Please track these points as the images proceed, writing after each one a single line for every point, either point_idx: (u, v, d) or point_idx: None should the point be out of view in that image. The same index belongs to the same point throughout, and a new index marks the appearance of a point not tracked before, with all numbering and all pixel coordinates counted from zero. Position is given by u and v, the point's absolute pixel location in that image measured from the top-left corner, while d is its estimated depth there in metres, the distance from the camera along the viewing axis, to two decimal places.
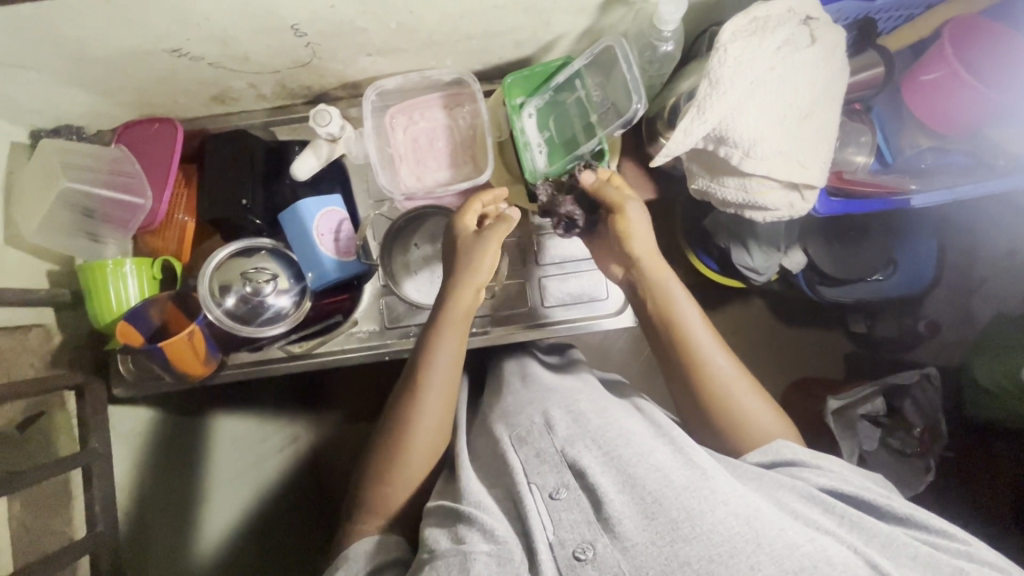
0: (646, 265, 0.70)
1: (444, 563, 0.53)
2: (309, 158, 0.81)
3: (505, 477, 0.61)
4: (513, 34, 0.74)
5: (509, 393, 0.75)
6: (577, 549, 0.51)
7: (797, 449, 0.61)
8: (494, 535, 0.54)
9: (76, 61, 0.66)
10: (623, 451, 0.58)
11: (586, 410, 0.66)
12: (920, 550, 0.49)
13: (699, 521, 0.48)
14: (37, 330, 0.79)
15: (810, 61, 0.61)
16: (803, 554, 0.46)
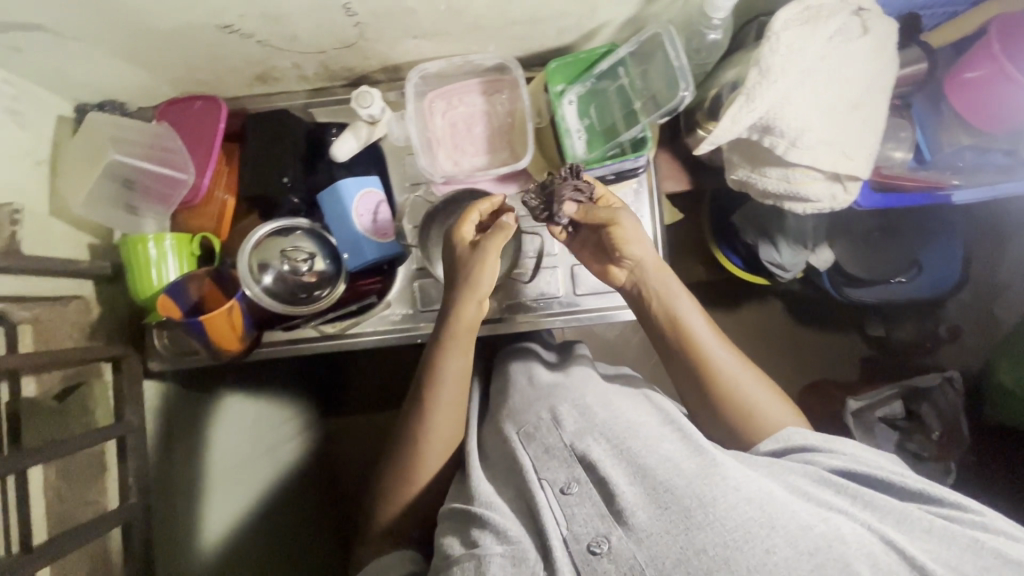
0: (648, 271, 0.71)
1: (461, 566, 0.56)
2: (349, 140, 0.81)
3: (516, 476, 0.63)
4: (558, 20, 0.75)
5: (515, 388, 0.76)
6: (592, 543, 0.53)
7: (807, 435, 0.62)
8: (506, 535, 0.56)
9: (130, 34, 0.67)
10: (632, 443, 0.60)
11: (594, 403, 0.67)
12: (936, 523, 0.50)
13: (712, 507, 0.50)
14: (76, 301, 0.79)
15: (859, 52, 0.62)
16: (818, 533, 0.47)
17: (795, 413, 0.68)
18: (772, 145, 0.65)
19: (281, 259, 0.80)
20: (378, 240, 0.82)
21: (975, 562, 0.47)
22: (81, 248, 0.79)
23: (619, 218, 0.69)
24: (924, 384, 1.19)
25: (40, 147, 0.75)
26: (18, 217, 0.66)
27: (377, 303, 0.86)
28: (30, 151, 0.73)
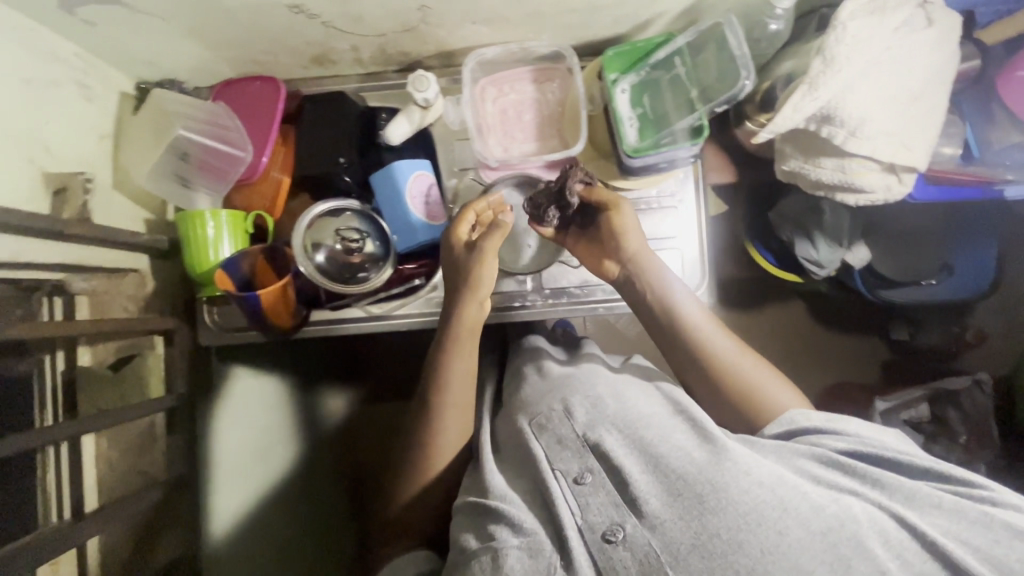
0: (642, 260, 0.75)
1: (479, 561, 0.55)
2: (403, 123, 0.83)
3: (529, 467, 0.63)
4: (616, 9, 0.76)
5: (526, 383, 0.76)
6: (606, 531, 0.53)
7: (811, 415, 0.61)
8: (522, 527, 0.56)
9: (203, 12, 0.68)
10: (644, 433, 0.60)
11: (604, 395, 0.68)
12: (947, 499, 0.50)
13: (725, 492, 0.51)
14: (131, 274, 0.81)
15: (925, 43, 0.63)
16: (830, 514, 0.48)
17: (802, 397, 0.69)
18: (831, 135, 0.65)
19: (335, 239, 0.80)
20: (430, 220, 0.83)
21: (988, 536, 0.47)
22: (138, 223, 0.81)
23: (623, 206, 0.75)
24: (952, 386, 1.19)
25: (105, 122, 0.76)
26: (89, 185, 0.69)
27: (422, 286, 0.87)
28: (96, 125, 0.75)
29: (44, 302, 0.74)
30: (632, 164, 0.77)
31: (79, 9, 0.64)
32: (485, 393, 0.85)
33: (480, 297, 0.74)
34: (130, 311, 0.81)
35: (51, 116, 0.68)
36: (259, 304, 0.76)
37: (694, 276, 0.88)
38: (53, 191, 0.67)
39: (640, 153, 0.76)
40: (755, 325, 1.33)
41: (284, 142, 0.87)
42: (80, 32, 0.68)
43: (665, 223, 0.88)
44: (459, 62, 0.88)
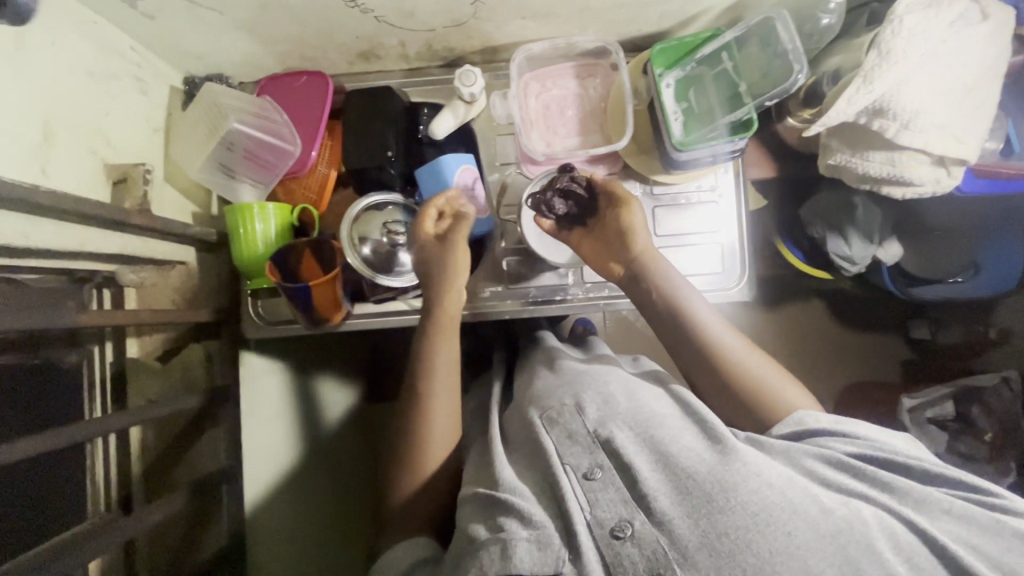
0: (651, 260, 0.75)
1: (487, 553, 0.52)
2: (448, 117, 0.84)
3: (538, 458, 0.60)
4: (663, 5, 0.77)
5: (539, 378, 0.74)
6: (615, 528, 0.52)
7: (820, 417, 0.61)
8: (531, 520, 0.53)
9: (261, 5, 0.69)
10: (655, 431, 0.59)
11: (617, 393, 0.65)
12: (956, 504, 0.51)
13: (733, 493, 0.51)
14: (179, 266, 0.82)
15: (979, 37, 0.64)
16: (839, 517, 0.49)
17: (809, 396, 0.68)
18: (883, 128, 0.66)
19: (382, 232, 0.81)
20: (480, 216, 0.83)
21: (997, 543, 0.49)
22: (186, 215, 0.81)
23: (633, 206, 0.76)
24: (977, 383, 1.16)
25: (157, 114, 0.77)
26: (148, 176, 0.69)
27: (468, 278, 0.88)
28: (149, 117, 0.76)
29: (93, 292, 0.75)
30: (679, 157, 0.77)
31: (141, 2, 0.65)
32: (495, 388, 0.83)
33: (455, 286, 0.75)
34: (176, 302, 0.82)
35: (111, 107, 0.69)
36: (311, 296, 0.76)
37: (735, 269, 0.88)
38: (114, 181, 0.68)
39: (687, 147, 0.76)
40: (776, 322, 1.34)
41: (331, 137, 0.88)
42: (140, 25, 0.70)
43: (706, 217, 0.89)
44: (502, 58, 0.89)
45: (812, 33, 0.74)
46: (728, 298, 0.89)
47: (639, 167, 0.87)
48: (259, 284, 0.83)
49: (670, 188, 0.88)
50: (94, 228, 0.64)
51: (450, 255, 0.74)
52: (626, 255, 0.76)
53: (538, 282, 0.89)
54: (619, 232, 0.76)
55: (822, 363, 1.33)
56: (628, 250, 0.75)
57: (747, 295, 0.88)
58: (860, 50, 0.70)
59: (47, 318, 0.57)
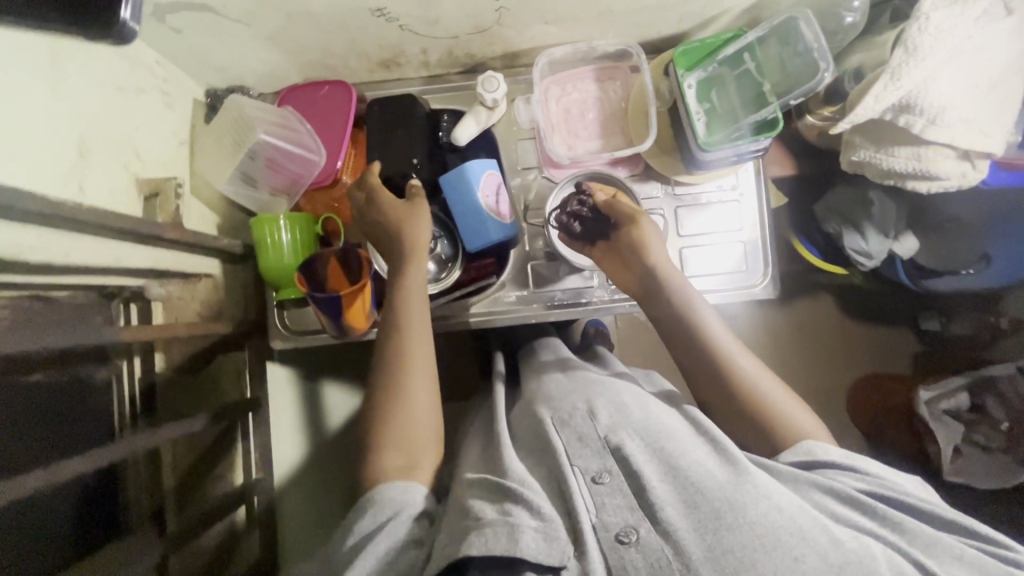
0: (665, 271, 0.73)
1: (492, 530, 0.52)
2: (470, 123, 0.84)
3: (546, 457, 0.60)
4: (684, 8, 0.78)
5: (550, 378, 0.74)
6: (621, 532, 0.52)
7: (830, 449, 0.61)
8: (540, 512, 0.54)
9: (288, 15, 0.70)
10: (665, 444, 0.59)
11: (629, 403, 0.65)
12: (966, 551, 0.52)
13: (744, 512, 0.51)
14: (205, 279, 0.81)
15: (1004, 31, 0.65)
16: (850, 550, 0.49)
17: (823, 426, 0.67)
18: (909, 123, 0.67)
19: None
20: (501, 220, 0.82)
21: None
22: (212, 228, 0.81)
23: (641, 221, 0.75)
24: (991, 372, 1.10)
25: (183, 127, 0.78)
26: (180, 190, 0.70)
27: (495, 282, 0.87)
28: (175, 131, 0.76)
29: (121, 308, 0.74)
30: (705, 157, 0.78)
31: (169, 16, 0.66)
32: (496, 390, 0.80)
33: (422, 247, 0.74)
34: (202, 315, 0.81)
35: (140, 121, 0.69)
36: (340, 306, 0.76)
37: (761, 267, 0.88)
38: (145, 195, 0.68)
39: (712, 147, 0.76)
40: (787, 319, 1.34)
41: (355, 147, 0.89)
42: (168, 39, 0.70)
43: (727, 215, 0.89)
44: (522, 63, 0.89)
45: (835, 32, 0.75)
46: (756, 296, 0.88)
47: (661, 167, 0.88)
48: (286, 297, 0.83)
49: (691, 187, 0.89)
50: (129, 242, 0.64)
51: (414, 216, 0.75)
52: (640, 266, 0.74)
53: (562, 285, 0.89)
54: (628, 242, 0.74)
55: (836, 358, 1.33)
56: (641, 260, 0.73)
57: (774, 293, 0.88)
58: (882, 47, 0.71)
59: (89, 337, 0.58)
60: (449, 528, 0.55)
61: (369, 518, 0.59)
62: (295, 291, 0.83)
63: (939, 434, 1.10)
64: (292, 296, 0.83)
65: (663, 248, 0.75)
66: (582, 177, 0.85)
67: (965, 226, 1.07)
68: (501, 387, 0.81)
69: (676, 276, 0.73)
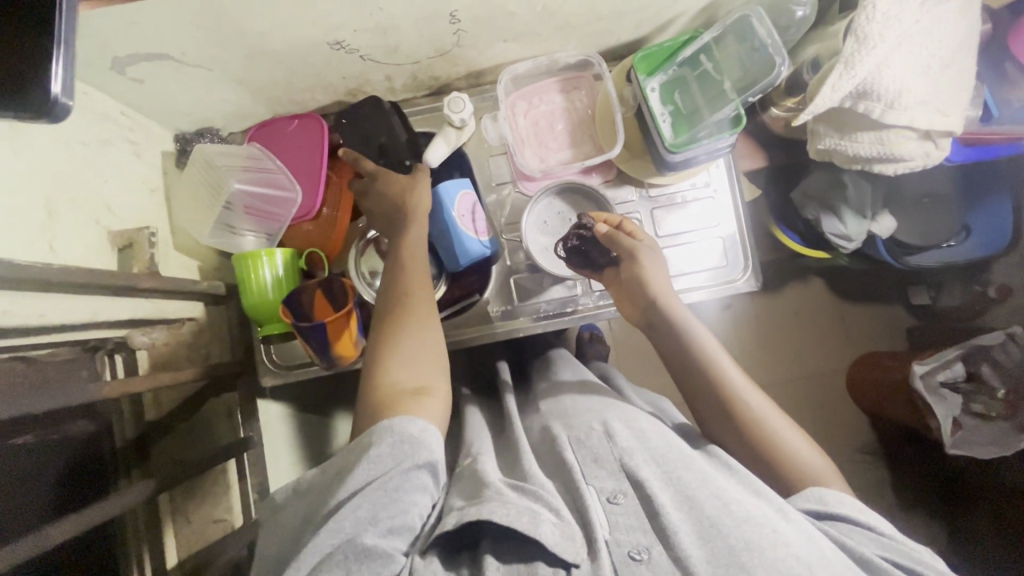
0: (669, 303, 0.74)
1: (513, 505, 0.54)
2: (440, 145, 0.83)
3: (562, 472, 0.61)
4: (640, 14, 0.79)
5: (565, 395, 0.75)
6: (633, 550, 0.53)
7: (842, 500, 0.60)
8: (560, 513, 0.55)
9: (249, 56, 0.70)
10: (684, 473, 0.58)
11: (647, 428, 0.64)
12: None
13: (760, 553, 0.50)
14: (189, 322, 0.81)
15: (949, 14, 0.66)
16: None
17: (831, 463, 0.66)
18: (869, 109, 0.68)
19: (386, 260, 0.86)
20: (479, 238, 0.82)
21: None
22: (192, 270, 0.82)
23: (641, 255, 0.74)
24: (984, 342, 1.09)
25: (153, 174, 0.78)
26: (154, 240, 0.70)
27: (478, 301, 0.88)
28: (146, 179, 0.77)
29: (105, 359, 0.73)
30: (672, 159, 0.78)
31: (129, 68, 0.66)
32: (507, 402, 0.80)
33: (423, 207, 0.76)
34: (190, 360, 0.81)
35: (109, 173, 0.69)
36: (329, 336, 0.76)
37: (739, 261, 0.89)
38: (119, 248, 0.69)
39: (679, 148, 0.77)
40: (777, 306, 1.34)
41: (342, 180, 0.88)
42: (131, 90, 0.71)
43: (703, 212, 0.90)
44: (487, 81, 0.91)
45: (788, 26, 0.77)
46: (739, 289, 0.89)
47: (633, 171, 0.89)
48: (272, 332, 0.83)
49: (665, 188, 0.90)
50: (109, 296, 0.65)
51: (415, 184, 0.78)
52: (644, 300, 0.75)
53: (548, 295, 0.89)
54: (630, 276, 0.75)
55: (827, 341, 1.34)
56: (646, 293, 0.74)
57: (756, 285, 0.89)
58: (835, 37, 0.72)
59: (69, 396, 0.57)
60: (468, 493, 0.58)
61: (384, 447, 0.55)
62: (280, 326, 0.83)
63: (937, 408, 1.08)
64: (278, 329, 0.82)
65: (665, 276, 0.75)
66: (560, 188, 0.86)
67: (943, 199, 1.09)
68: (512, 398, 0.82)
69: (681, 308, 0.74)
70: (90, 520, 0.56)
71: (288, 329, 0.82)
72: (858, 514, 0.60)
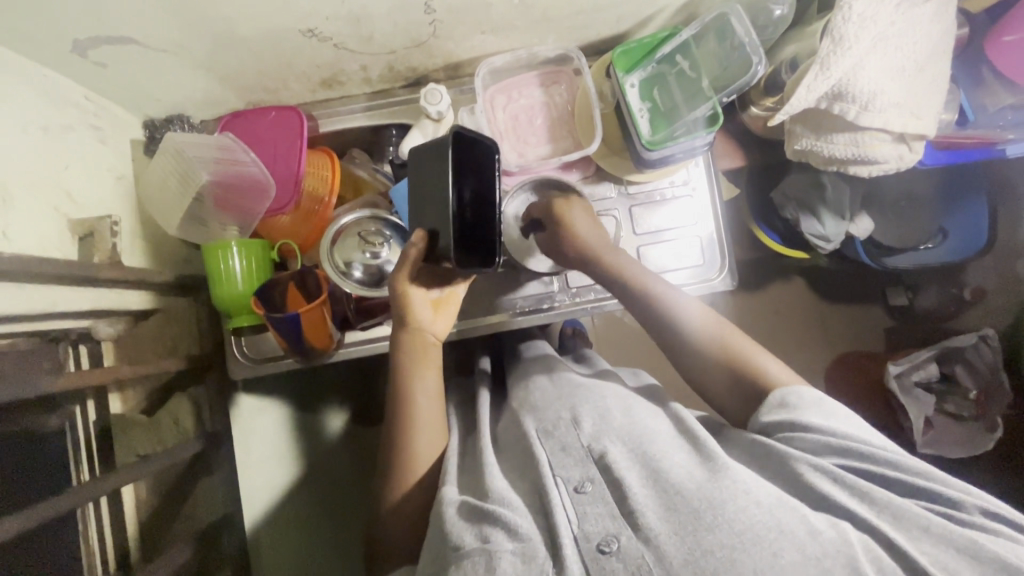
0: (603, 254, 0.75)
1: (470, 562, 0.51)
2: (417, 136, 0.84)
3: (530, 469, 0.60)
4: (620, 9, 0.78)
5: (535, 384, 0.74)
6: (602, 542, 0.51)
7: (804, 398, 0.59)
8: (518, 532, 0.53)
9: (217, 42, 0.68)
10: (648, 446, 0.58)
11: (612, 407, 0.65)
12: (934, 522, 0.49)
13: (722, 509, 0.50)
14: (155, 314, 0.79)
15: (924, 17, 0.67)
16: (826, 540, 0.48)
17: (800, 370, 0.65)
18: (843, 111, 0.68)
19: (361, 248, 0.80)
20: None
21: (975, 569, 0.47)
22: (158, 262, 0.81)
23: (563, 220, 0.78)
24: (956, 344, 1.11)
25: (118, 162, 0.77)
26: (116, 229, 0.69)
27: None
28: (111, 166, 0.75)
29: (68, 352, 0.70)
30: (650, 156, 0.78)
31: (91, 51, 0.64)
32: (481, 393, 0.82)
33: (432, 333, 0.73)
34: (158, 352, 0.80)
35: (68, 160, 0.67)
36: (300, 327, 0.75)
37: (716, 260, 0.89)
38: (80, 236, 0.67)
39: (656, 146, 0.77)
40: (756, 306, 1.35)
41: (318, 172, 0.85)
42: (94, 74, 0.69)
43: (680, 210, 0.90)
44: (466, 73, 0.89)
45: (766, 25, 0.77)
46: (713, 288, 0.89)
47: (612, 168, 0.88)
48: (242, 323, 0.81)
49: (643, 186, 0.89)
50: (66, 288, 0.65)
51: (432, 314, 0.73)
52: (591, 267, 0.76)
53: (525, 292, 0.88)
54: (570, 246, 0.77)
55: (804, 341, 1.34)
56: (590, 260, 0.75)
57: (730, 286, 0.89)
58: (813, 36, 0.72)
59: (17, 391, 0.55)
60: (432, 551, 0.56)
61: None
62: (251, 317, 0.81)
63: (911, 408, 1.10)
64: (249, 321, 0.80)
65: (591, 229, 0.77)
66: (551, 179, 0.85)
67: (921, 199, 1.10)
68: (485, 392, 0.82)
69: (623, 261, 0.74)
70: (35, 517, 0.54)
71: (259, 321, 0.80)
72: (823, 417, 0.57)
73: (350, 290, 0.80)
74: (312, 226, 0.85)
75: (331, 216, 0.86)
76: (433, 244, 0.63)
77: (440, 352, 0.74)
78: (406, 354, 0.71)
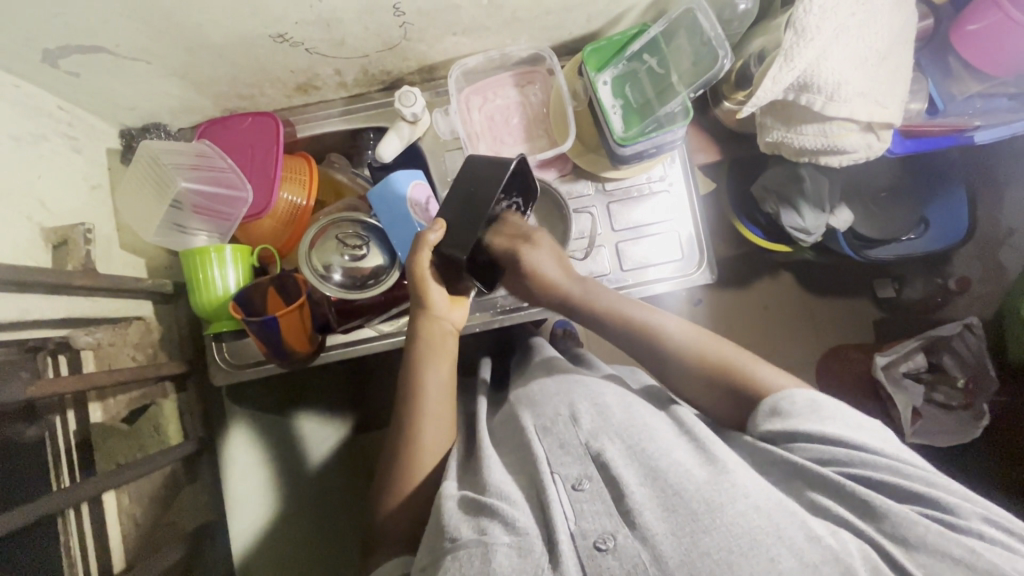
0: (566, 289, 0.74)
1: (466, 554, 0.51)
2: (393, 139, 0.85)
3: (527, 465, 0.59)
4: (588, 8, 0.80)
5: (536, 381, 0.74)
6: (598, 539, 0.50)
7: (797, 400, 0.59)
8: (515, 526, 0.52)
9: (188, 49, 0.69)
10: (645, 445, 0.58)
11: (610, 403, 0.65)
12: (932, 530, 0.48)
13: (721, 513, 0.50)
14: (135, 322, 0.80)
15: (884, 7, 0.68)
16: (826, 546, 0.48)
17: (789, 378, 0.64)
18: (810, 102, 0.69)
19: (340, 251, 0.81)
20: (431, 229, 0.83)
21: None
22: (136, 269, 0.81)
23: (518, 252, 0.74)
24: (942, 334, 1.11)
25: (94, 171, 0.77)
26: (89, 236, 0.68)
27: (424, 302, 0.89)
28: (86, 175, 0.75)
29: (48, 360, 0.69)
30: (623, 152, 0.78)
31: (62, 61, 0.65)
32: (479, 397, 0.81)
33: (449, 326, 0.73)
34: (137, 359, 0.79)
35: (40, 170, 0.68)
36: (280, 330, 0.75)
37: (695, 255, 0.89)
38: (53, 245, 0.68)
39: (628, 141, 0.77)
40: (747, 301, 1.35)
41: (296, 177, 0.86)
42: (66, 84, 0.69)
43: (659, 207, 0.90)
44: (442, 75, 0.90)
45: (731, 20, 0.79)
46: (693, 283, 0.89)
47: (588, 165, 0.89)
48: (219, 328, 0.81)
49: (620, 182, 0.90)
50: (39, 294, 0.65)
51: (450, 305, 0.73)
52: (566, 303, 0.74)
53: (505, 291, 0.89)
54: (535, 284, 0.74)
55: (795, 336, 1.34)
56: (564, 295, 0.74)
57: (711, 280, 0.89)
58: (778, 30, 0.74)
59: None
60: (428, 544, 0.55)
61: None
62: (229, 323, 0.81)
63: (898, 398, 1.10)
64: (226, 327, 0.81)
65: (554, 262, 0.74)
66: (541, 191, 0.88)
67: (898, 190, 1.11)
68: (483, 401, 0.78)
69: (599, 289, 0.74)
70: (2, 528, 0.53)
71: (239, 326, 0.81)
72: (822, 425, 0.56)
73: (330, 293, 0.79)
74: (290, 231, 0.86)
75: (309, 219, 0.86)
76: (458, 233, 0.70)
77: (457, 343, 0.74)
78: (423, 345, 0.71)
